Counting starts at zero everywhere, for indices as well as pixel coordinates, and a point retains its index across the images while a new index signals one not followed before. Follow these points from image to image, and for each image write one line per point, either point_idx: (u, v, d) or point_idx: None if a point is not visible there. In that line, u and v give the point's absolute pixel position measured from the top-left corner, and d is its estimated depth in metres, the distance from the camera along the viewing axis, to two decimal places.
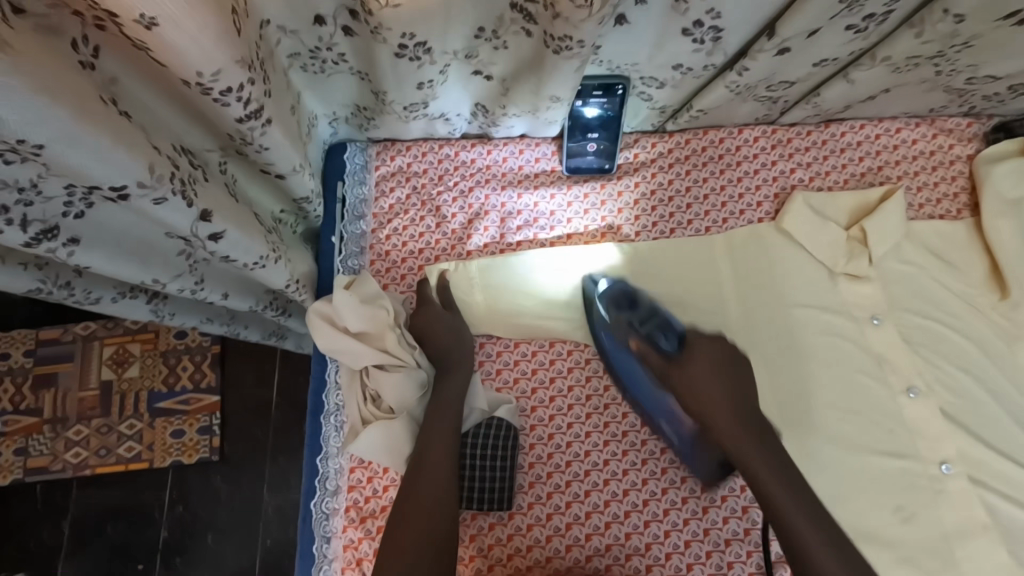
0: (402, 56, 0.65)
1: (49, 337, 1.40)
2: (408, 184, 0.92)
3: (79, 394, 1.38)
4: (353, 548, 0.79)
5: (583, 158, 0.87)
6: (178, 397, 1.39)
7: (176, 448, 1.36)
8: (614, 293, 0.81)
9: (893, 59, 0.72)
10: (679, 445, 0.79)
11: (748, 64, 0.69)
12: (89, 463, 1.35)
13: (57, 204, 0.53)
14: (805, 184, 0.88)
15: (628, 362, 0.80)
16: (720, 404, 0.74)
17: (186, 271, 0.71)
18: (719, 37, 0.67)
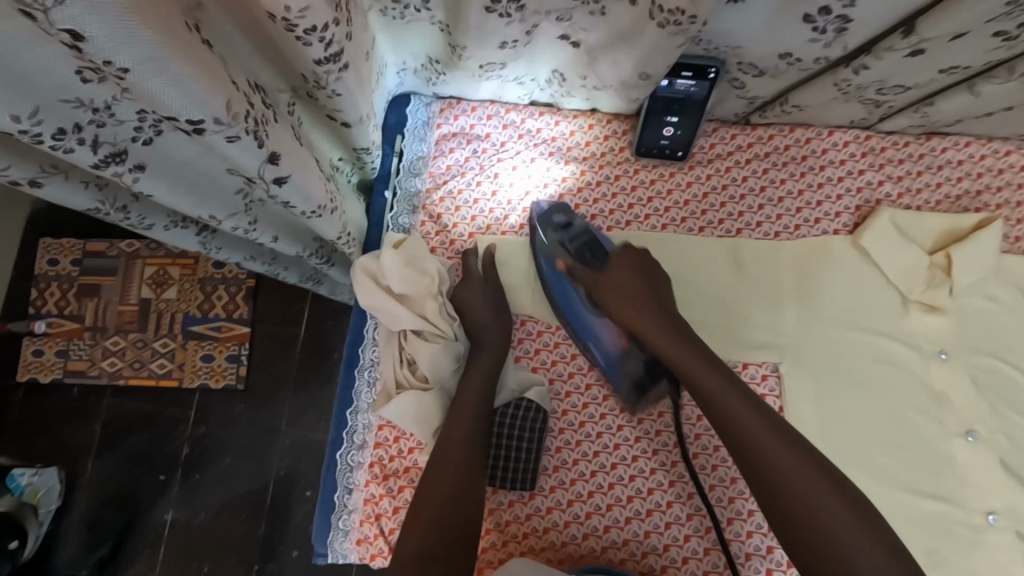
0: (492, 11, 0.60)
1: (94, 250, 1.44)
2: (468, 147, 0.88)
3: (119, 306, 1.43)
4: (373, 504, 0.80)
5: (657, 143, 0.82)
6: (211, 324, 1.42)
7: (204, 371, 1.40)
8: (552, 215, 0.83)
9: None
10: (602, 364, 0.80)
11: (870, 62, 0.63)
12: (123, 373, 1.40)
13: (128, 129, 0.51)
14: (893, 200, 0.82)
15: (570, 293, 0.82)
16: (643, 304, 0.76)
17: (241, 211, 0.70)
18: (845, 29, 0.59)
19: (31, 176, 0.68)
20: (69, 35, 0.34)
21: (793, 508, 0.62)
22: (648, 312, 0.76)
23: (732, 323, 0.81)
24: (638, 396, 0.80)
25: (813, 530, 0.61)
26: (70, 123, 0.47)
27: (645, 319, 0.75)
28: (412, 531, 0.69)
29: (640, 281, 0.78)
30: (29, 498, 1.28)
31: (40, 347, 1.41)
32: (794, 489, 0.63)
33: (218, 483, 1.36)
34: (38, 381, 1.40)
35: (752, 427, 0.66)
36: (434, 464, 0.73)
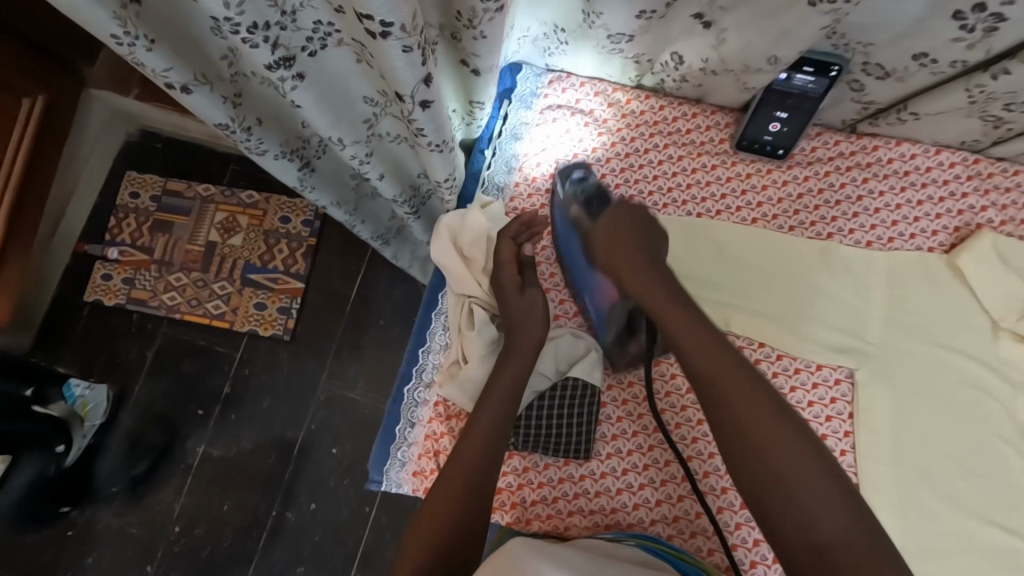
0: None
1: (173, 189, 1.53)
2: (572, 119, 0.92)
3: (187, 245, 1.51)
4: (433, 440, 0.82)
5: (761, 137, 0.84)
6: (268, 274, 1.48)
7: (254, 318, 1.46)
8: (572, 171, 0.86)
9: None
10: (594, 317, 0.82)
11: (1014, 66, 0.63)
12: (180, 308, 1.47)
13: (302, 36, 0.57)
14: (995, 226, 0.81)
15: (573, 238, 0.84)
16: (626, 253, 0.75)
17: (364, 139, 0.75)
18: (997, 29, 0.59)
19: (183, 82, 0.74)
20: None
21: (770, 470, 0.58)
22: (632, 254, 0.75)
23: (812, 324, 0.81)
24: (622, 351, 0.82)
25: (779, 486, 0.57)
26: (262, 19, 0.52)
27: (633, 268, 0.74)
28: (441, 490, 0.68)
29: (631, 228, 0.77)
30: (79, 409, 1.33)
31: (109, 272, 1.49)
32: (761, 441, 0.59)
33: (252, 420, 1.41)
34: (103, 303, 1.47)
35: (727, 377, 0.63)
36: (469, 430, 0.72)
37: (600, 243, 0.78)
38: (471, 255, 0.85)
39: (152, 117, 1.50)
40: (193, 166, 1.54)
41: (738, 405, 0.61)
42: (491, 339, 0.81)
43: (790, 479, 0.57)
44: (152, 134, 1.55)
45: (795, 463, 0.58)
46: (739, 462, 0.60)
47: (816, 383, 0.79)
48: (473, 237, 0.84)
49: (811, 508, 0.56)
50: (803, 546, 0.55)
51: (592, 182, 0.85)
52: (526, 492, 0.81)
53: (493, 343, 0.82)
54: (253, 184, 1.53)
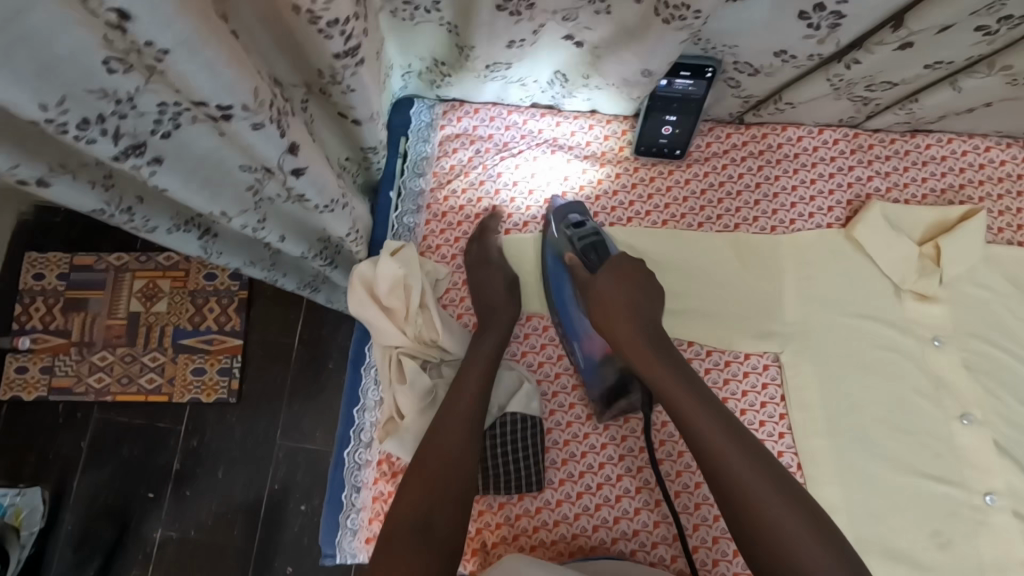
0: (502, 10, 0.63)
1: (82, 263, 1.42)
2: (472, 147, 0.90)
3: (107, 321, 1.40)
4: (382, 501, 0.79)
5: (656, 141, 0.85)
6: (202, 337, 1.40)
7: (195, 385, 1.37)
8: (567, 212, 0.85)
9: (1011, 69, 0.68)
10: (582, 365, 0.82)
11: (862, 56, 0.66)
12: (110, 389, 1.36)
13: (148, 121, 0.52)
14: (882, 195, 0.85)
15: (564, 284, 0.84)
16: (627, 307, 0.77)
17: (251, 208, 0.71)
18: (839, 25, 0.62)
19: (38, 176, 0.67)
20: (115, 15, 0.35)
21: (753, 522, 0.62)
22: (637, 322, 0.77)
23: (735, 316, 0.82)
24: (610, 403, 0.81)
25: (774, 546, 0.61)
26: (94, 113, 0.48)
27: (628, 324, 0.76)
28: (416, 491, 0.67)
29: (626, 285, 0.79)
30: (11, 520, 1.24)
31: (25, 363, 1.37)
32: (755, 503, 0.63)
33: (208, 499, 1.32)
34: (22, 399, 1.35)
35: (716, 442, 0.67)
36: (436, 435, 0.71)
37: (597, 288, 0.79)
38: (390, 304, 0.80)
39: (43, 192, 1.38)
40: (98, 237, 1.43)
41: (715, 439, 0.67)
42: (424, 388, 0.78)
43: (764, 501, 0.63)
44: (46, 208, 1.43)
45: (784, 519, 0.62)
46: (735, 514, 0.64)
47: (747, 372, 0.81)
48: (388, 284, 0.79)
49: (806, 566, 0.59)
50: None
51: (589, 226, 0.84)
52: (486, 535, 0.79)
53: (428, 393, 0.78)
54: (168, 247, 1.44)
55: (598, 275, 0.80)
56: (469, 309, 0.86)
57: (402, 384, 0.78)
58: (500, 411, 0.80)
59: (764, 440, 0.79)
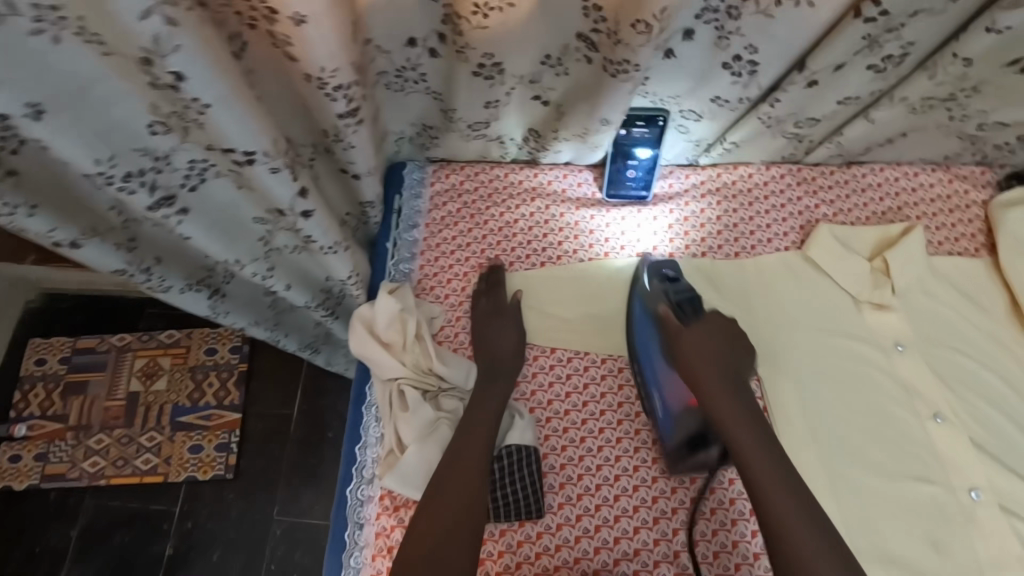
0: (479, 74, 0.75)
1: (84, 347, 1.46)
2: (460, 200, 1.01)
3: (105, 402, 1.41)
4: (385, 537, 0.81)
5: (623, 185, 0.95)
6: (200, 413, 1.41)
7: (192, 464, 1.37)
8: (663, 266, 0.91)
9: (910, 99, 0.80)
10: (660, 416, 0.83)
11: (781, 95, 0.78)
12: (105, 473, 1.36)
13: (179, 176, 0.61)
14: (829, 219, 0.94)
15: (649, 338, 0.86)
16: (712, 363, 0.81)
17: (262, 257, 0.79)
18: (755, 71, 0.76)
19: (72, 238, 0.76)
20: (174, 76, 0.46)
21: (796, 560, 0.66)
22: (705, 361, 0.81)
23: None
24: (681, 462, 0.81)
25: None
26: (135, 167, 0.57)
27: (697, 352, 0.81)
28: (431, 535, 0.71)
29: (717, 344, 0.82)
30: None
31: (19, 453, 1.37)
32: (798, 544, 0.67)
33: None
34: (13, 488, 1.34)
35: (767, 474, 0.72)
36: (443, 484, 0.75)
37: (688, 339, 0.83)
38: (387, 339, 0.85)
39: (53, 279, 1.45)
40: (103, 319, 1.49)
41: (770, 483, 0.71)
42: (426, 418, 0.82)
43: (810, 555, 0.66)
44: (54, 293, 1.49)
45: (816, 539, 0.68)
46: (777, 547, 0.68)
47: None
48: (388, 322, 0.85)
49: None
50: None
51: (683, 282, 0.89)
52: (489, 564, 0.79)
53: (429, 425, 0.81)
54: (170, 324, 1.49)
55: (688, 329, 0.83)
56: (464, 343, 0.92)
57: (403, 413, 0.82)
58: (498, 443, 0.83)
59: None
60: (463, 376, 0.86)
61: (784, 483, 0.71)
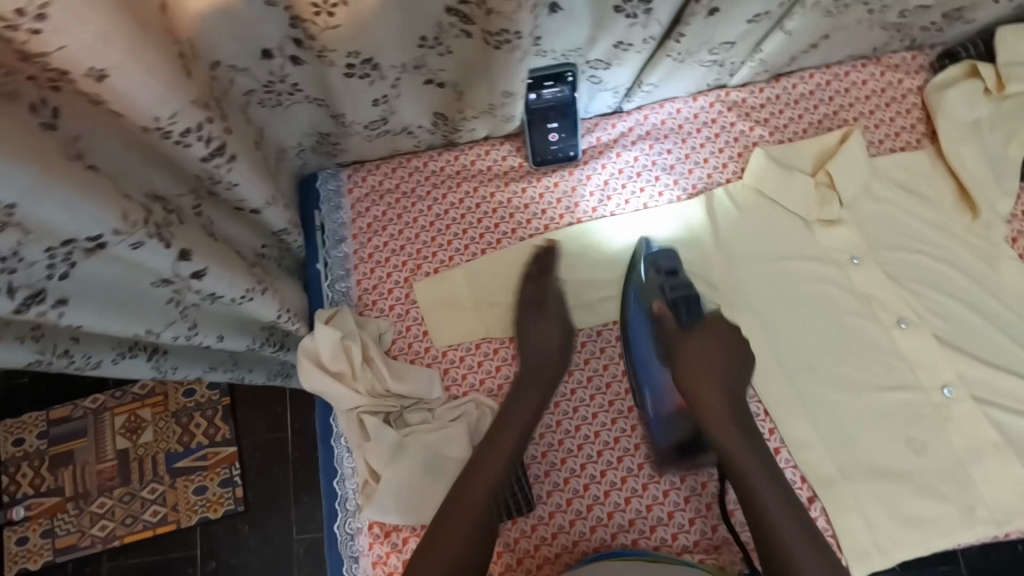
0: (353, 75, 0.66)
1: (59, 416, 1.38)
2: (382, 201, 0.94)
3: (97, 467, 1.36)
4: (383, 564, 0.80)
5: (548, 149, 0.89)
6: (195, 455, 1.37)
7: (200, 505, 1.34)
8: (661, 259, 0.84)
9: (821, 2, 0.74)
10: (651, 416, 0.82)
11: (685, 30, 0.72)
12: (117, 534, 1.34)
13: (40, 268, 0.54)
14: (766, 140, 0.90)
15: (642, 326, 0.85)
16: (711, 365, 0.79)
17: (178, 318, 0.73)
18: (651, 9, 0.69)
19: None
20: None
21: None
22: (711, 372, 0.78)
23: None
24: (673, 459, 0.81)
25: None
26: None
27: (706, 366, 0.79)
28: (443, 552, 0.71)
29: (721, 349, 0.80)
30: None
31: (24, 534, 1.34)
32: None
33: None
34: (29, 569, 1.32)
35: (783, 514, 0.71)
36: (453, 508, 0.74)
37: (690, 347, 0.81)
38: (337, 369, 0.81)
39: None
40: (70, 386, 1.39)
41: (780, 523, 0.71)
42: (392, 441, 0.78)
43: None
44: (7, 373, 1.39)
45: (791, 521, 0.71)
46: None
47: None
48: (332, 351, 0.81)
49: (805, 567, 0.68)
50: None
51: (682, 278, 0.84)
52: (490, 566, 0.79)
53: (395, 446, 0.78)
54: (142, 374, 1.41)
55: (692, 334, 0.82)
56: (421, 351, 0.88)
57: (368, 442, 0.79)
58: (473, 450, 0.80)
59: None
60: (425, 386, 0.82)
61: (765, 474, 0.73)
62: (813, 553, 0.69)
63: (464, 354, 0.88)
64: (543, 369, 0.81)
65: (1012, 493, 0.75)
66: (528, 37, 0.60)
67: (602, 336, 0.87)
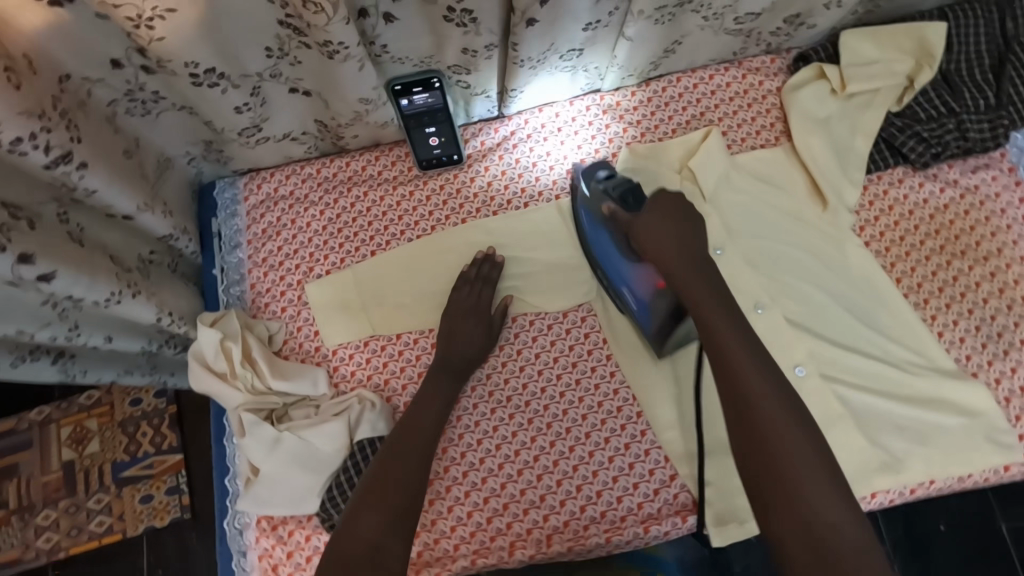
0: (201, 84, 0.70)
1: (5, 429, 1.34)
2: (277, 208, 0.97)
3: (42, 478, 1.31)
4: (268, 556, 0.83)
5: (432, 153, 0.93)
6: (142, 463, 1.33)
7: (146, 514, 1.29)
8: (595, 170, 0.88)
9: (646, 12, 0.79)
10: (635, 308, 0.85)
11: (517, 40, 0.78)
12: (62, 546, 1.28)
13: None
14: (638, 140, 0.95)
15: (604, 238, 0.86)
16: (666, 237, 0.79)
17: (55, 318, 0.76)
18: (475, 18, 0.74)
19: None
20: None
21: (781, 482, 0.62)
22: (672, 245, 0.78)
23: (542, 282, 0.91)
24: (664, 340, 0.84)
25: (782, 491, 0.62)
26: None
27: (666, 246, 0.78)
28: (373, 516, 0.69)
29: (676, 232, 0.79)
30: None
31: None
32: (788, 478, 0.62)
33: None
34: None
35: (774, 404, 0.66)
36: (391, 446, 0.76)
37: (642, 222, 0.80)
38: (220, 368, 0.84)
39: None
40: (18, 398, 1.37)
41: (755, 402, 0.66)
42: (268, 437, 0.80)
43: (805, 494, 0.62)
44: None
45: (773, 399, 0.66)
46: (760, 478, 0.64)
47: (569, 328, 0.89)
48: (215, 351, 0.84)
49: (813, 501, 0.61)
50: (801, 539, 0.60)
51: (619, 177, 0.87)
52: None
53: (271, 442, 0.81)
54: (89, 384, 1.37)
55: (640, 215, 0.81)
56: (312, 352, 0.91)
57: (244, 438, 0.81)
58: (352, 441, 0.82)
59: (599, 383, 0.87)
60: (310, 384, 0.86)
61: (754, 360, 0.69)
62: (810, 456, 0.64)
63: (353, 351, 0.90)
64: (462, 362, 0.85)
65: (853, 463, 0.80)
66: (354, 47, 0.67)
67: None
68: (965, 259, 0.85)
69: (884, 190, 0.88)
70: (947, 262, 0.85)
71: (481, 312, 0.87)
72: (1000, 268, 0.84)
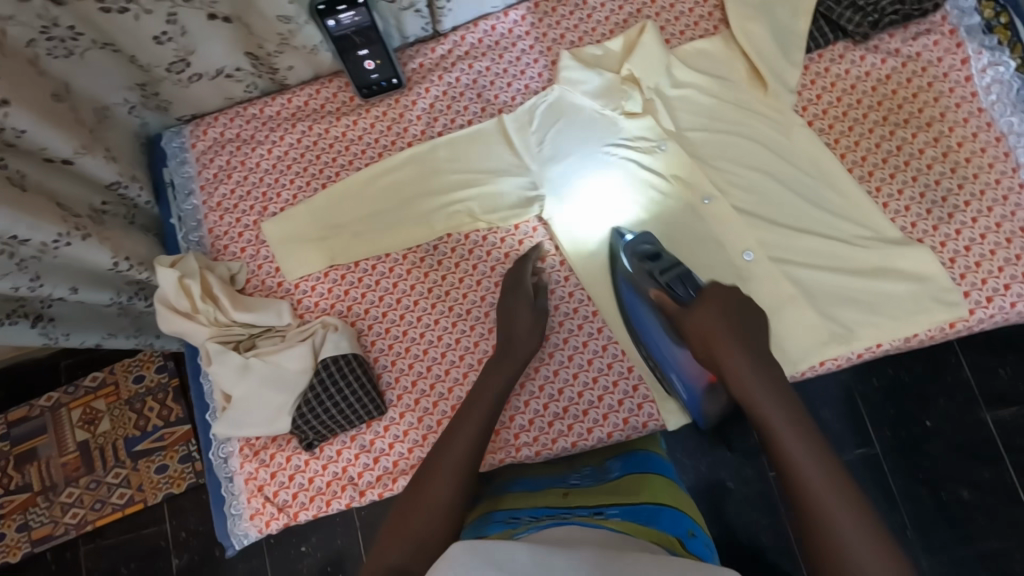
0: (110, 10, 0.73)
1: (17, 418, 1.30)
2: (224, 151, 0.96)
3: (60, 460, 1.28)
4: (253, 478, 0.87)
5: (370, 79, 0.92)
6: (152, 437, 1.29)
7: (163, 482, 1.27)
8: (639, 244, 0.84)
9: None
10: (687, 398, 0.82)
11: None
12: (89, 518, 1.27)
13: None
14: (577, 45, 0.93)
15: (647, 314, 0.83)
16: (734, 343, 0.74)
17: (15, 269, 0.77)
18: None
19: None
20: None
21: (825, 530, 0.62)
22: (719, 331, 0.75)
23: (473, 201, 0.90)
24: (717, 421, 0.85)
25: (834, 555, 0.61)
26: None
27: (728, 351, 0.73)
28: (398, 547, 0.61)
29: (727, 325, 0.75)
30: None
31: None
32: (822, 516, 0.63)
33: None
34: (9, 563, 1.25)
35: (809, 465, 0.66)
36: (434, 460, 0.71)
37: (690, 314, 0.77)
38: (182, 307, 0.87)
39: None
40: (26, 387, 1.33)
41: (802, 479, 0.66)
42: (236, 364, 0.84)
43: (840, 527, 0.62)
44: None
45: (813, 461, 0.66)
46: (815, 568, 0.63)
47: (521, 240, 0.90)
48: (175, 292, 0.86)
49: (844, 531, 0.62)
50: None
51: (666, 257, 0.82)
52: (352, 469, 0.86)
53: (238, 368, 0.84)
54: (92, 366, 1.33)
55: (692, 307, 0.77)
56: (274, 287, 0.93)
57: (212, 366, 0.86)
58: (315, 363, 0.86)
59: (553, 288, 0.89)
60: (274, 314, 0.88)
61: (781, 413, 0.69)
62: (836, 498, 0.64)
63: (314, 283, 0.92)
64: (518, 349, 0.81)
65: (806, 337, 0.82)
66: None
67: (438, 250, 0.91)
68: (908, 128, 0.85)
69: (825, 68, 0.88)
70: (890, 133, 0.85)
71: (526, 299, 0.84)
72: (944, 132, 0.84)
